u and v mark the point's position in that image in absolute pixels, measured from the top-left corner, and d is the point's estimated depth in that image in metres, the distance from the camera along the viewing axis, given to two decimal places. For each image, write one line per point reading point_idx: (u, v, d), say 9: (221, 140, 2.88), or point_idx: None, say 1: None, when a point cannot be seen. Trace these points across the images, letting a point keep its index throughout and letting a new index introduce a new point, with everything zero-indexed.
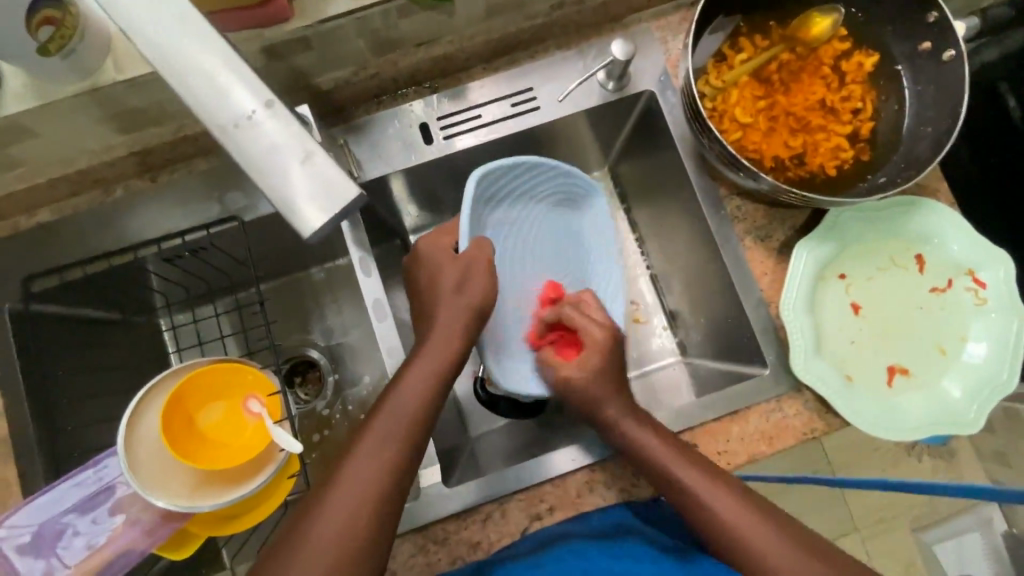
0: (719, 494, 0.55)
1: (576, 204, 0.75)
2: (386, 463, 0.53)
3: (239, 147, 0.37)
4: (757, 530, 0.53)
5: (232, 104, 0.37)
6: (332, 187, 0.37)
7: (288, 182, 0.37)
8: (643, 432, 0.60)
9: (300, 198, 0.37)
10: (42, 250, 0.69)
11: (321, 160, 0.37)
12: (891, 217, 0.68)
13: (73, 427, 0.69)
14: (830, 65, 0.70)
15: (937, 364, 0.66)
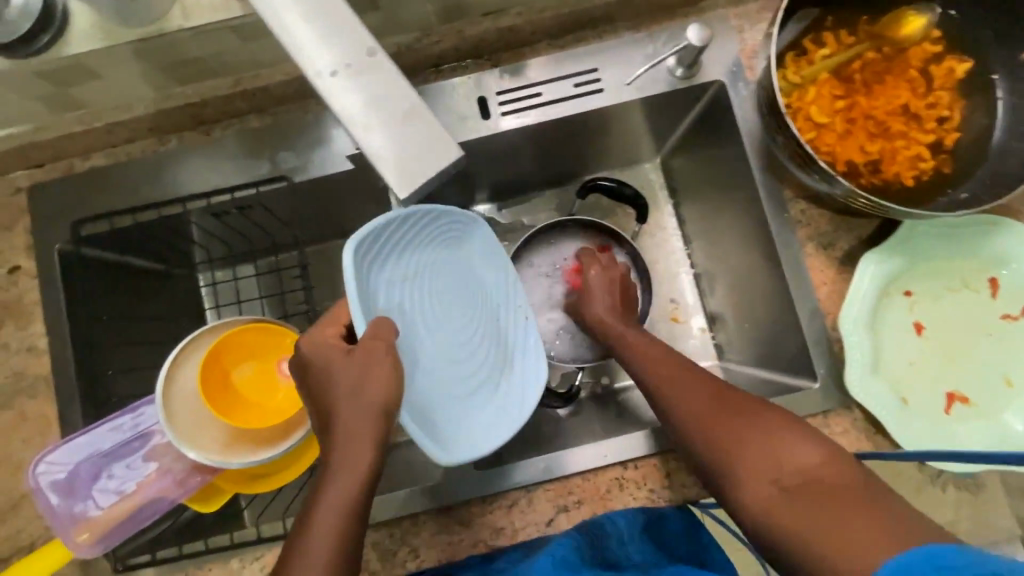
0: (723, 410, 0.51)
1: (467, 238, 0.58)
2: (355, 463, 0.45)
3: (345, 102, 0.37)
4: (761, 444, 0.47)
5: (330, 58, 0.37)
6: (432, 147, 0.37)
7: (384, 134, 0.36)
8: (653, 356, 0.61)
9: (403, 156, 0.37)
10: (92, 194, 0.69)
11: (421, 116, 0.37)
12: (969, 235, 0.63)
13: (113, 371, 0.70)
14: (918, 68, 0.66)
15: (1001, 395, 0.62)
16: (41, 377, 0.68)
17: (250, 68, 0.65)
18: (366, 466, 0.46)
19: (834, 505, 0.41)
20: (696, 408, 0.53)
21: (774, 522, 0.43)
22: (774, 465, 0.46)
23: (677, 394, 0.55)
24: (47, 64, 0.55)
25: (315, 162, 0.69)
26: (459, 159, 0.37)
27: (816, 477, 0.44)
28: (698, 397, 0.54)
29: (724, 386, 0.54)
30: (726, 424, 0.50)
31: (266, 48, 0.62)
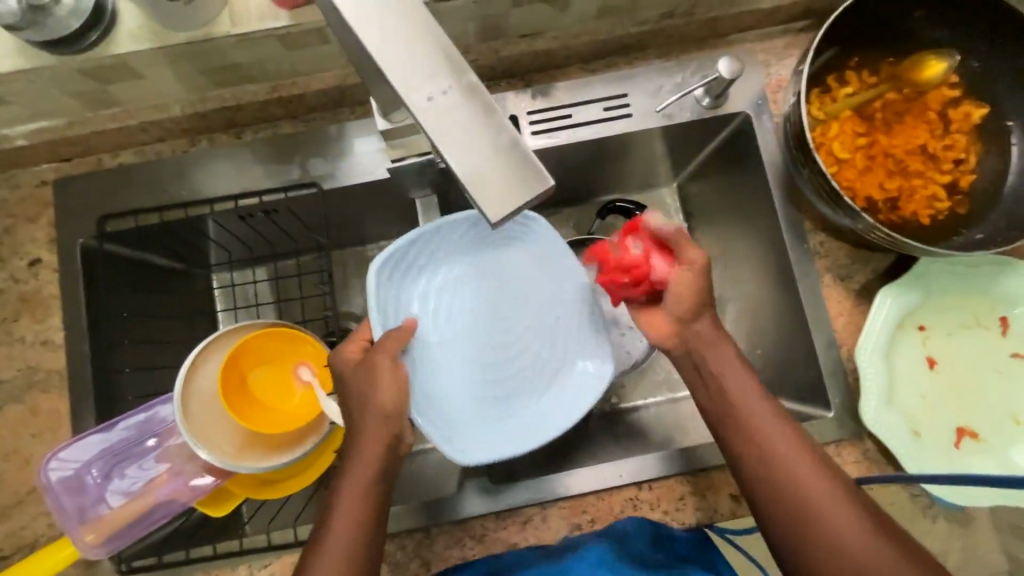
0: (808, 465, 0.51)
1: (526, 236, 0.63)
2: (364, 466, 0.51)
3: (430, 118, 0.31)
4: (838, 507, 0.50)
5: (426, 77, 0.32)
6: (520, 181, 0.31)
7: (474, 161, 0.31)
8: (739, 382, 0.55)
9: (492, 179, 0.31)
10: (120, 191, 0.69)
11: (515, 147, 0.31)
12: (985, 274, 0.65)
13: (129, 369, 0.69)
14: (936, 111, 0.68)
15: (1010, 432, 0.63)
16: (55, 371, 0.67)
17: (290, 75, 0.66)
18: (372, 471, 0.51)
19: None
20: (779, 450, 0.52)
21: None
22: (849, 531, 0.49)
23: (757, 426, 0.53)
24: (93, 61, 0.56)
25: (347, 169, 0.69)
26: (551, 185, 0.31)
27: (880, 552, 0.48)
28: (780, 436, 0.53)
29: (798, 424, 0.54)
30: (810, 477, 0.51)
31: (308, 57, 0.63)
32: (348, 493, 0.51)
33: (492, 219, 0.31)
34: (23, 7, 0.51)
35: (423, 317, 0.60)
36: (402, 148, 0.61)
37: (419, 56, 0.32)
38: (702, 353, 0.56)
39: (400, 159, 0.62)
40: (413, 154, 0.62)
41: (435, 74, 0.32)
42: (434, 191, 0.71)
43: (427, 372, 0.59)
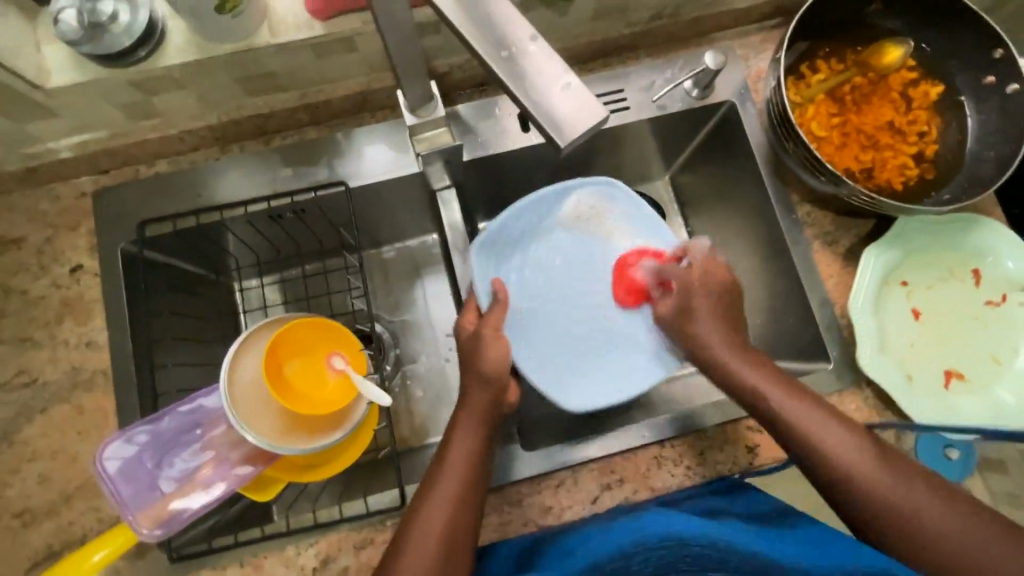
0: (836, 429, 0.59)
1: (602, 205, 0.79)
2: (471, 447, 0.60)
3: (501, 70, 0.37)
4: (871, 462, 0.56)
5: (496, 39, 0.38)
6: (581, 113, 0.36)
7: (542, 101, 0.37)
8: (763, 375, 0.64)
9: (558, 114, 0.36)
10: (157, 197, 0.74)
11: (576, 88, 0.37)
12: (954, 231, 0.72)
13: (170, 366, 0.73)
14: (899, 91, 0.77)
15: (991, 371, 0.70)
16: (99, 371, 0.70)
17: (317, 82, 0.72)
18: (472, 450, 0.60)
19: (946, 512, 0.53)
20: (806, 422, 0.60)
21: (890, 522, 0.54)
22: (888, 480, 0.55)
23: (780, 404, 0.61)
24: (142, 74, 0.61)
25: (373, 169, 0.75)
26: (603, 115, 0.36)
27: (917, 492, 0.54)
28: (803, 409, 0.61)
29: (817, 398, 0.62)
30: (839, 440, 0.58)
31: (336, 65, 0.69)
32: (449, 472, 0.59)
33: (562, 146, 0.36)
34: (83, 24, 0.56)
35: (516, 287, 0.78)
36: (426, 142, 0.67)
37: (485, 23, 0.38)
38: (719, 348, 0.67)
39: (427, 153, 0.68)
40: (436, 148, 0.68)
41: (504, 36, 0.38)
42: (452, 184, 0.76)
43: (532, 325, 0.77)
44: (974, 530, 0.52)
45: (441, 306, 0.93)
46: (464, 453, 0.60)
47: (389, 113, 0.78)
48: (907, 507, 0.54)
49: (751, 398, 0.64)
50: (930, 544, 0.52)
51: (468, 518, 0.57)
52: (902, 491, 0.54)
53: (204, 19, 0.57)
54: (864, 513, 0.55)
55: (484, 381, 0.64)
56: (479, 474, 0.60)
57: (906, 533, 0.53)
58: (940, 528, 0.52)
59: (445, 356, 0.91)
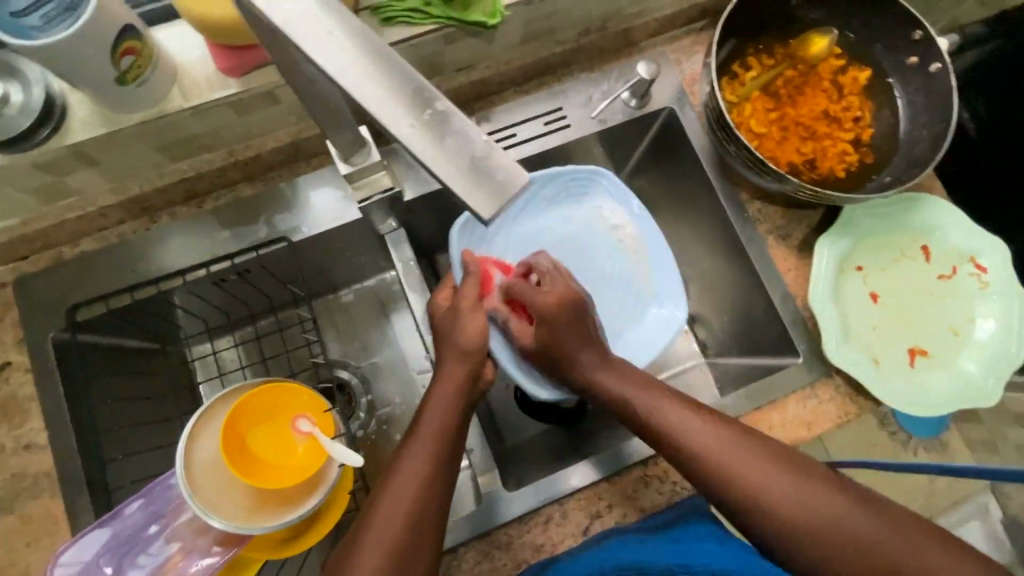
0: (715, 433, 0.54)
1: (594, 196, 0.78)
2: (435, 435, 0.58)
3: (413, 141, 0.30)
4: (768, 474, 0.51)
5: (396, 103, 0.31)
6: (499, 182, 0.31)
7: (457, 177, 0.31)
8: (639, 388, 0.59)
9: (482, 187, 0.31)
10: (85, 279, 0.69)
11: (496, 151, 0.31)
12: (900, 212, 0.74)
13: (122, 456, 0.68)
14: (830, 80, 0.78)
15: (952, 344, 0.71)
16: (42, 473, 0.65)
17: (244, 139, 0.68)
18: (440, 427, 0.59)
19: (837, 516, 0.48)
20: (684, 428, 0.55)
21: (794, 540, 0.49)
22: (772, 481, 0.51)
23: (648, 409, 0.57)
24: (44, 156, 0.57)
25: (315, 219, 0.72)
26: (531, 181, 0.31)
27: (807, 496, 0.49)
28: (696, 429, 0.55)
29: (710, 413, 0.56)
30: (729, 451, 0.53)
31: (260, 120, 0.66)
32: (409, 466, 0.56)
33: (483, 218, 0.31)
34: None
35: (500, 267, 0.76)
36: (365, 188, 0.64)
37: (380, 81, 0.31)
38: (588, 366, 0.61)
39: (367, 200, 0.65)
40: (379, 192, 0.65)
41: (412, 101, 0.31)
42: (401, 225, 0.75)
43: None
44: (870, 530, 0.48)
45: (409, 345, 0.90)
46: (434, 419, 0.59)
47: (324, 159, 0.75)
48: (799, 517, 0.49)
49: (657, 433, 0.56)
50: (838, 556, 0.47)
51: (444, 483, 0.56)
52: (791, 493, 0.50)
53: (107, 92, 0.53)
54: (804, 556, 0.48)
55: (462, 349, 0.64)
56: (453, 444, 0.59)
57: (805, 546, 0.48)
58: (837, 533, 0.48)
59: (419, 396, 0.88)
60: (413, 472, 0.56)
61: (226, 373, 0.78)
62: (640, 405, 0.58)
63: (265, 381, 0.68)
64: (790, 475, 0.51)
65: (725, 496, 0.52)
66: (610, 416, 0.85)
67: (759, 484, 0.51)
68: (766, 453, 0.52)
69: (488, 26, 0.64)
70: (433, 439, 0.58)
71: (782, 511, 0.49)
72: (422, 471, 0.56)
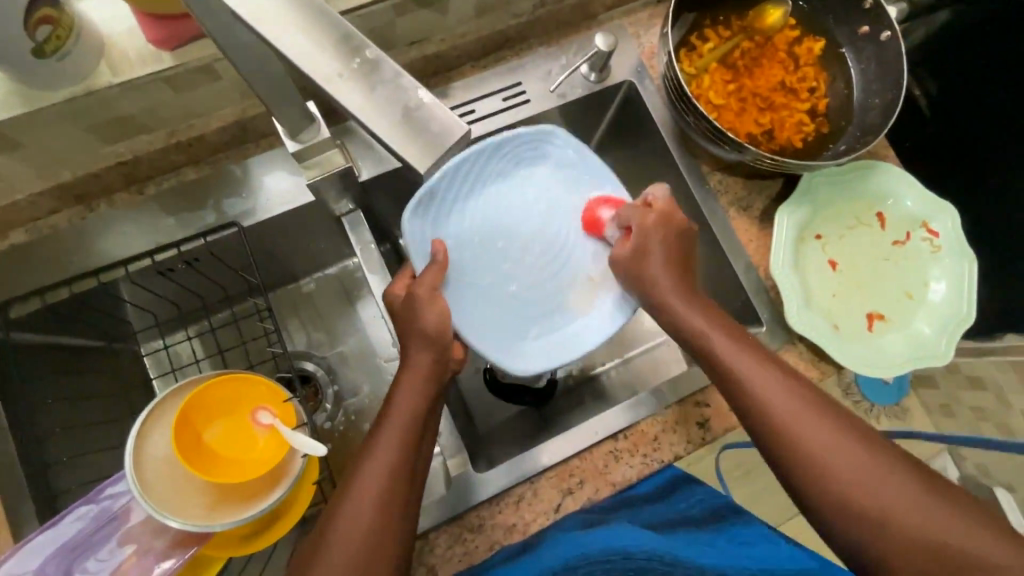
0: (797, 399, 0.54)
1: (541, 156, 0.70)
2: (402, 427, 0.56)
3: (345, 95, 0.33)
4: (821, 437, 0.52)
5: (330, 55, 0.33)
6: (435, 131, 0.34)
7: (394, 128, 0.33)
8: (727, 342, 0.59)
9: (416, 136, 0.33)
10: (20, 272, 0.65)
11: (429, 101, 0.34)
12: (854, 180, 0.75)
13: (68, 458, 0.65)
14: (785, 51, 0.78)
15: (907, 307, 0.73)
16: None
17: (184, 119, 0.65)
18: (409, 416, 0.57)
19: (909, 495, 0.49)
20: (751, 378, 0.56)
21: (828, 496, 0.51)
22: (853, 455, 0.51)
23: (728, 359, 0.58)
24: None
25: (266, 203, 0.69)
26: (467, 129, 0.34)
27: (882, 479, 0.50)
28: (768, 377, 0.56)
29: (785, 368, 0.57)
30: (786, 405, 0.54)
31: (200, 97, 0.62)
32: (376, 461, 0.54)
33: (423, 169, 0.33)
34: None
35: (459, 245, 0.68)
36: (318, 167, 0.62)
37: (313, 33, 0.33)
38: (683, 317, 0.62)
39: (321, 178, 0.63)
40: (331, 172, 0.63)
41: (342, 51, 0.33)
42: (358, 206, 0.72)
43: (479, 288, 0.68)
44: (909, 497, 0.49)
45: (375, 332, 0.88)
46: (380, 470, 0.53)
47: (273, 140, 0.72)
48: (872, 490, 0.50)
49: (726, 379, 0.58)
50: (869, 516, 0.49)
51: (405, 498, 0.54)
52: (848, 459, 0.51)
53: (25, 68, 0.49)
54: (840, 516, 0.50)
55: (414, 386, 0.59)
56: (419, 439, 0.57)
57: (872, 519, 0.49)
58: (903, 512, 0.49)
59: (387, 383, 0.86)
60: (357, 529, 0.51)
61: (180, 368, 0.75)
62: (710, 346, 0.59)
63: (220, 372, 0.65)
64: (847, 441, 0.52)
65: (773, 443, 0.54)
66: (581, 395, 0.85)
67: (810, 440, 0.52)
68: (823, 415, 0.54)
69: None
70: (379, 492, 0.53)
71: (832, 473, 0.51)
72: (365, 530, 0.51)
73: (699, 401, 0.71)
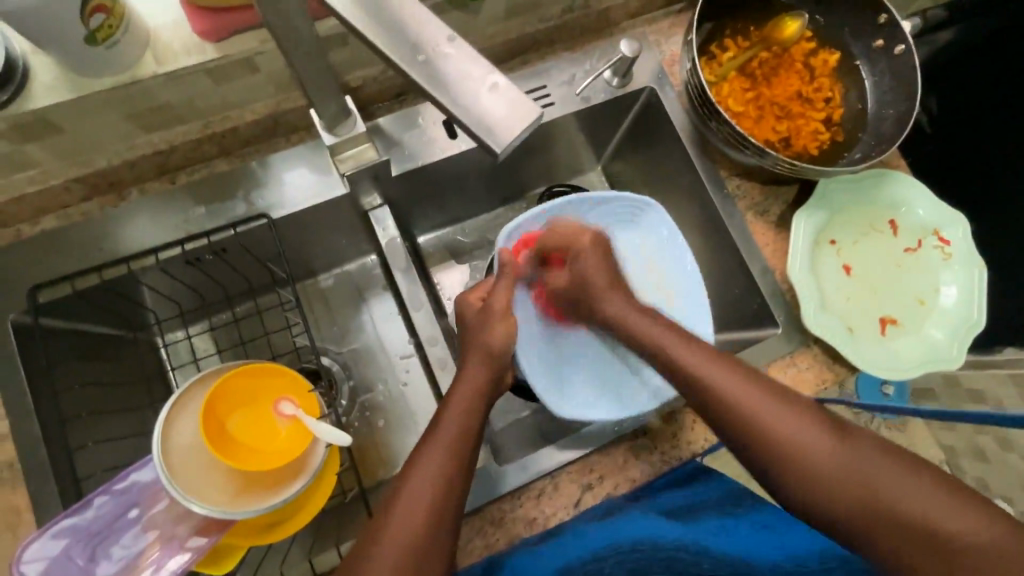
0: (739, 378, 0.59)
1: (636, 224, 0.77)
2: (453, 434, 0.58)
3: (425, 76, 0.35)
4: (786, 418, 0.56)
5: (413, 43, 0.35)
6: (510, 113, 0.35)
7: (470, 110, 0.35)
8: (669, 334, 0.65)
9: (492, 118, 0.35)
10: (53, 258, 0.66)
11: (504, 85, 0.35)
12: (868, 187, 0.77)
13: (92, 443, 0.65)
14: (802, 62, 0.81)
15: (919, 313, 0.74)
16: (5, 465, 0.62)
17: (220, 111, 0.66)
18: (458, 430, 0.58)
19: (839, 450, 0.53)
20: (709, 373, 0.60)
21: (821, 491, 0.52)
22: (822, 449, 0.54)
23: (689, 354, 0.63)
24: (8, 119, 0.53)
25: (294, 195, 0.70)
26: (540, 112, 0.35)
27: (812, 431, 0.55)
28: (724, 373, 0.60)
29: (745, 367, 0.61)
30: (736, 389, 0.59)
31: (237, 89, 0.63)
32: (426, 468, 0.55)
33: (497, 151, 0.35)
34: None
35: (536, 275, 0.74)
36: (351, 159, 0.63)
37: (399, 26, 0.36)
38: (619, 308, 0.70)
39: (352, 171, 0.64)
40: (362, 165, 0.64)
41: (421, 40, 0.35)
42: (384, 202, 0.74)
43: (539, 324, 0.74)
44: (891, 476, 0.51)
45: (392, 329, 0.88)
46: (430, 476, 0.55)
47: (304, 135, 0.74)
48: (808, 451, 0.54)
49: (689, 382, 0.61)
50: (857, 502, 0.51)
51: (455, 500, 0.55)
52: (819, 444, 0.54)
53: (77, 53, 0.50)
54: (835, 502, 0.52)
55: (463, 401, 0.60)
56: (471, 445, 0.58)
57: (815, 484, 0.53)
58: (846, 474, 0.52)
59: (403, 381, 0.86)
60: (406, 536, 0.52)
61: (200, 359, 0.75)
62: (659, 345, 0.65)
63: (246, 362, 0.65)
64: (804, 421, 0.56)
65: (743, 443, 0.57)
66: None
67: (772, 432, 0.56)
68: (782, 400, 0.58)
69: None
70: (429, 499, 0.54)
71: (802, 457, 0.54)
72: (408, 542, 0.51)
73: None
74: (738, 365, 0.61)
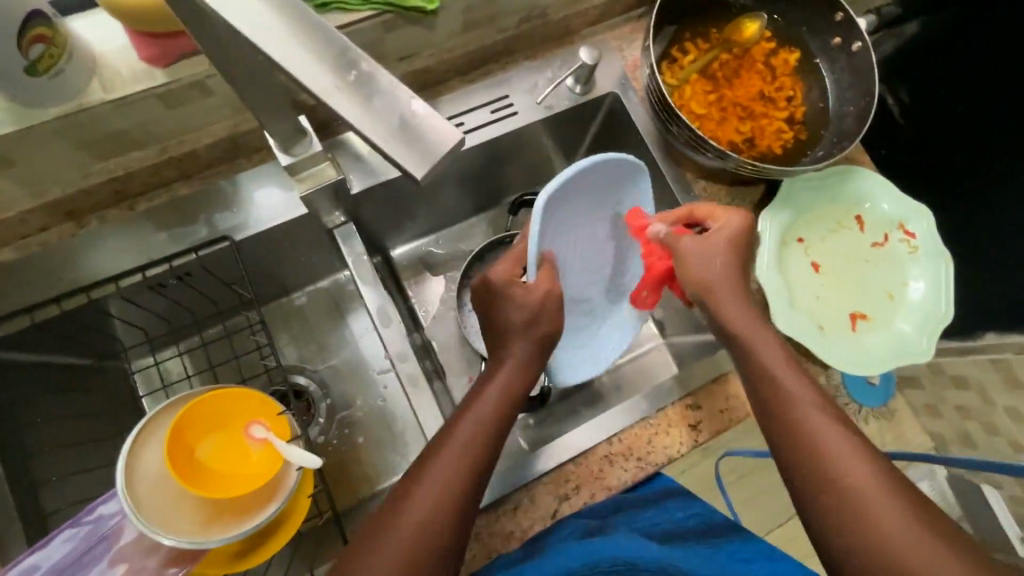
0: (831, 425, 0.54)
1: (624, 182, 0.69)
2: (459, 463, 0.55)
3: (344, 104, 0.34)
4: (865, 477, 0.51)
5: (326, 70, 0.34)
6: (428, 138, 0.34)
7: (386, 136, 0.34)
8: (787, 366, 0.59)
9: (411, 143, 0.34)
10: (11, 290, 0.65)
11: (422, 110, 0.34)
12: (833, 183, 0.78)
13: (57, 477, 0.64)
14: (762, 62, 0.81)
15: (888, 308, 0.75)
16: None
17: (177, 135, 0.66)
18: (465, 459, 0.55)
19: (911, 528, 0.48)
20: (802, 409, 0.56)
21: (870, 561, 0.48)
22: (896, 522, 0.48)
23: (788, 388, 0.58)
24: None
25: (258, 215, 0.70)
26: (460, 137, 0.34)
27: (888, 501, 0.49)
28: (816, 412, 0.56)
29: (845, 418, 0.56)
30: (828, 431, 0.54)
31: (191, 112, 0.63)
32: (424, 495, 0.52)
33: (416, 176, 0.33)
34: None
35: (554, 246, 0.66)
36: (310, 179, 0.63)
37: (313, 53, 0.34)
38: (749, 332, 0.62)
39: (312, 191, 0.64)
40: (323, 184, 0.64)
41: (338, 65, 0.34)
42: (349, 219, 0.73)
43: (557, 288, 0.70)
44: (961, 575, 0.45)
45: (368, 345, 0.88)
46: (427, 507, 0.52)
47: (265, 154, 0.73)
48: (879, 516, 0.49)
49: (781, 407, 0.57)
50: None
51: (448, 537, 0.51)
52: (892, 514, 0.49)
53: (16, 84, 0.50)
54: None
55: (472, 427, 0.57)
56: (476, 476, 0.55)
57: (870, 551, 0.48)
58: (909, 555, 0.47)
59: (380, 397, 0.85)
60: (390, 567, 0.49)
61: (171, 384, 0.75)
62: (759, 366, 0.60)
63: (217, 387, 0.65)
64: (886, 487, 0.50)
65: (808, 484, 0.53)
66: (574, 403, 0.86)
67: (846, 486, 0.51)
68: (878, 464, 0.52)
69: (427, 12, 0.63)
70: (417, 532, 0.51)
71: (865, 520, 0.49)
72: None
73: (690, 404, 0.72)
74: (841, 417, 0.56)
